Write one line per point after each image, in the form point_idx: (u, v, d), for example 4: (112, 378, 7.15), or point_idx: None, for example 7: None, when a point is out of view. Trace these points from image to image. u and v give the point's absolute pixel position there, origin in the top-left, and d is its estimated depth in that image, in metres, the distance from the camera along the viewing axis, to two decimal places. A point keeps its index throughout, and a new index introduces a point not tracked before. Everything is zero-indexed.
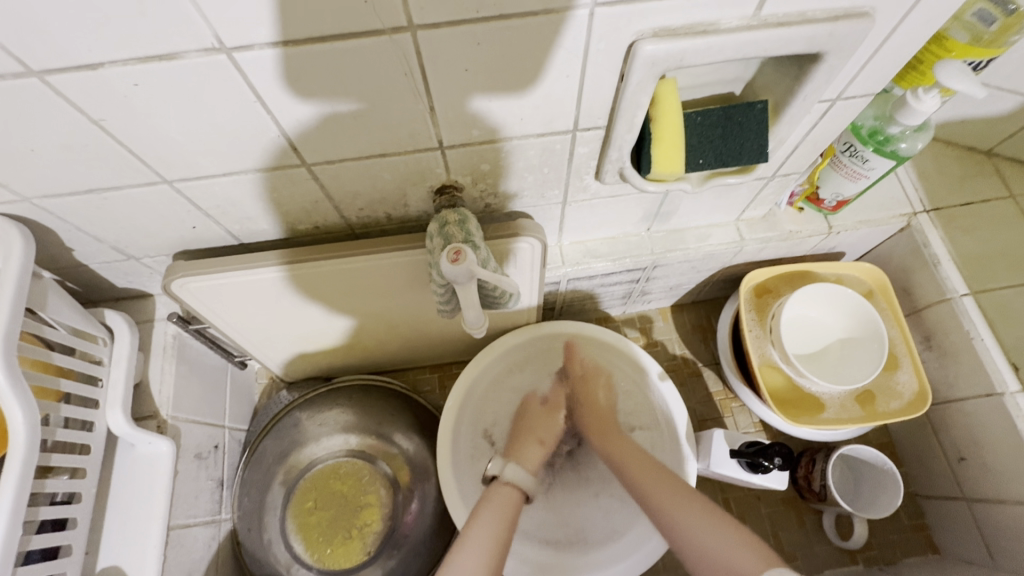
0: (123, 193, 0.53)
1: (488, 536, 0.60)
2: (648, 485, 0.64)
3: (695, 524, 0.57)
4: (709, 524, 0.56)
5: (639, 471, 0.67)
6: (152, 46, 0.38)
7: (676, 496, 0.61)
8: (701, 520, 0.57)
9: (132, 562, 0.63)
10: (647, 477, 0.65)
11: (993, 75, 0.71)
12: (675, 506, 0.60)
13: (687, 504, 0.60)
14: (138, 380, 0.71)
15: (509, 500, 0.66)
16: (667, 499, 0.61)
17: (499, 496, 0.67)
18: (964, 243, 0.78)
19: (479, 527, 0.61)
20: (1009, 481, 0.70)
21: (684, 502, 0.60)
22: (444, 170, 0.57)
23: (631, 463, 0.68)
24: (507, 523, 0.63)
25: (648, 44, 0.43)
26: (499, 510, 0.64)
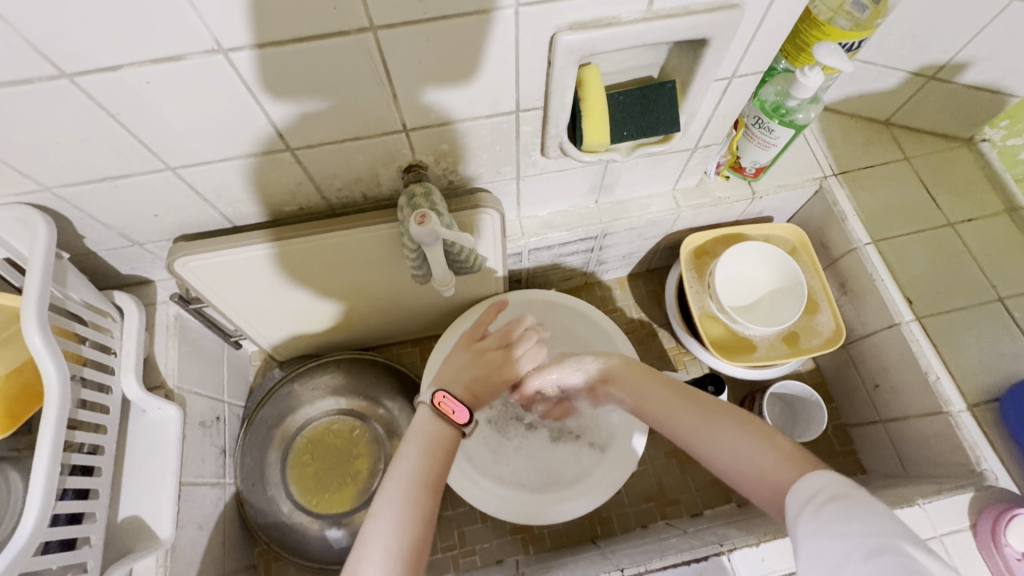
0: (132, 179, 0.61)
1: (411, 472, 0.60)
2: (702, 431, 0.60)
3: (735, 439, 0.57)
4: (750, 441, 0.56)
5: (689, 423, 0.63)
6: (163, 49, 0.47)
7: (730, 429, 0.58)
8: (735, 431, 0.58)
9: (150, 511, 0.70)
10: (690, 413, 0.63)
11: (877, 55, 0.84)
12: (721, 447, 0.58)
13: (712, 418, 0.61)
14: (145, 355, 0.79)
15: (436, 434, 0.64)
16: (698, 426, 0.61)
17: (428, 441, 0.63)
18: (866, 200, 0.90)
19: (396, 481, 0.59)
20: (910, 398, 0.82)
21: (735, 432, 0.58)
22: (410, 151, 0.67)
23: (679, 413, 0.65)
24: (436, 459, 0.62)
25: (565, 35, 0.53)
26: (420, 446, 0.62)
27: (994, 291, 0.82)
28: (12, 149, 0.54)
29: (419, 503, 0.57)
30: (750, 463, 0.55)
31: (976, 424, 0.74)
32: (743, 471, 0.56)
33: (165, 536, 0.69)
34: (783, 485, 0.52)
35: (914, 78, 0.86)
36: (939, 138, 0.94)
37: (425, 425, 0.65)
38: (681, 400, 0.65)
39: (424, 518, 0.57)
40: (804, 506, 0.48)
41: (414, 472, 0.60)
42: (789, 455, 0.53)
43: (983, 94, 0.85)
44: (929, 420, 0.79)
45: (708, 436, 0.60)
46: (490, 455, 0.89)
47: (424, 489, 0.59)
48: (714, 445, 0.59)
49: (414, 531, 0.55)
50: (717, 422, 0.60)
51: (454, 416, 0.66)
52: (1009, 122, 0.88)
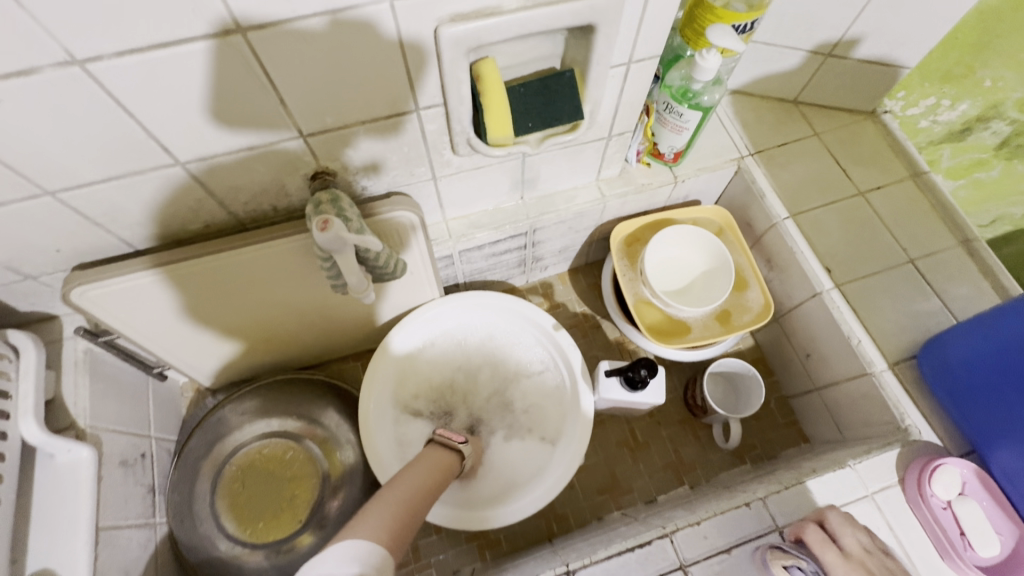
0: (6, 208, 0.58)
1: (416, 479, 0.62)
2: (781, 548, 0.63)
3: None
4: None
5: (838, 562, 0.61)
6: (9, 63, 0.44)
7: (859, 574, 0.59)
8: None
9: (62, 563, 0.65)
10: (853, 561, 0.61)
11: (776, 35, 0.87)
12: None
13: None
14: (51, 396, 0.74)
15: (439, 463, 0.68)
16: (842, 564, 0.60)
17: (433, 463, 0.68)
18: (782, 176, 0.93)
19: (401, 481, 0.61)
20: (837, 364, 0.85)
21: None
22: (313, 158, 0.65)
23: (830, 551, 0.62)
24: (434, 477, 0.65)
25: (447, 27, 0.53)
26: (426, 468, 0.66)
27: (905, 254, 0.85)
28: None
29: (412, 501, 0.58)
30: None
31: (897, 381, 0.77)
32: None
33: None
34: None
35: (813, 56, 0.89)
36: (846, 113, 0.98)
37: (432, 458, 0.69)
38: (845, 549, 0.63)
39: (412, 514, 0.56)
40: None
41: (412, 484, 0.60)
42: None
43: (878, 68, 0.89)
44: (857, 383, 0.82)
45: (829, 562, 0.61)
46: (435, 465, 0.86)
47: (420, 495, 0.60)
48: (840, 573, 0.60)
49: (405, 519, 0.54)
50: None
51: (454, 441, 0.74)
52: (905, 92, 0.94)
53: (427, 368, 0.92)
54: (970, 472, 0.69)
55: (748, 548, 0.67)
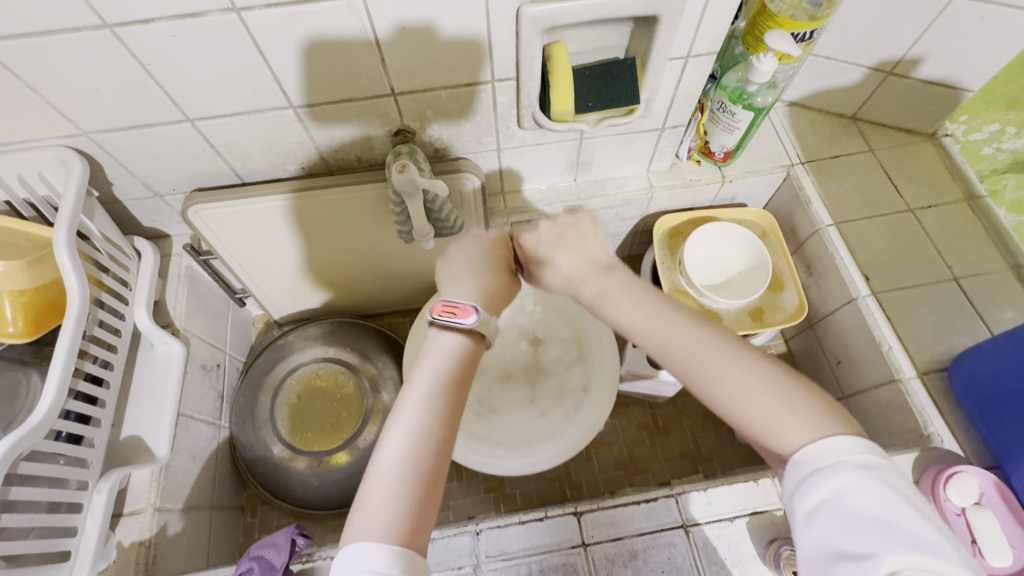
0: (155, 129, 0.71)
1: (421, 411, 0.50)
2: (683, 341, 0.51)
3: (736, 385, 0.47)
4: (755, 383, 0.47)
5: (692, 363, 0.50)
6: (187, 6, 0.56)
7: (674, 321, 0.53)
8: (750, 382, 0.47)
9: (148, 433, 0.77)
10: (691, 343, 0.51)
11: (837, 49, 0.91)
12: (636, 318, 0.55)
13: (733, 367, 0.48)
14: (157, 298, 0.87)
15: (453, 366, 0.53)
16: (697, 367, 0.50)
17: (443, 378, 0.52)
18: (831, 186, 0.95)
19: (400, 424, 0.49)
20: (866, 370, 0.86)
21: (771, 395, 0.46)
22: (399, 115, 0.75)
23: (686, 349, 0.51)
24: (447, 399, 0.51)
25: (529, 7, 0.62)
26: (435, 384, 0.52)
27: (949, 271, 0.86)
28: (62, 93, 0.64)
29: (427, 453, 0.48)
30: (761, 415, 0.46)
31: (925, 390, 0.78)
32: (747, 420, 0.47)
33: (160, 455, 0.76)
34: (796, 441, 0.44)
35: (874, 73, 0.92)
36: (904, 133, 1.00)
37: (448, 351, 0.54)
38: (698, 333, 0.51)
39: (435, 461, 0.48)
40: (814, 470, 0.42)
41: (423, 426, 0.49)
42: (805, 410, 0.45)
43: (940, 89, 0.91)
44: (884, 390, 0.83)
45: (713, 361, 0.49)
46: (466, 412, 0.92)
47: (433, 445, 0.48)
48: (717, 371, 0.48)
49: (420, 482, 0.47)
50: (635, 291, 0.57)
51: (460, 316, 0.55)
52: (968, 116, 0.93)
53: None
54: (989, 484, 0.69)
55: (750, 521, 0.70)
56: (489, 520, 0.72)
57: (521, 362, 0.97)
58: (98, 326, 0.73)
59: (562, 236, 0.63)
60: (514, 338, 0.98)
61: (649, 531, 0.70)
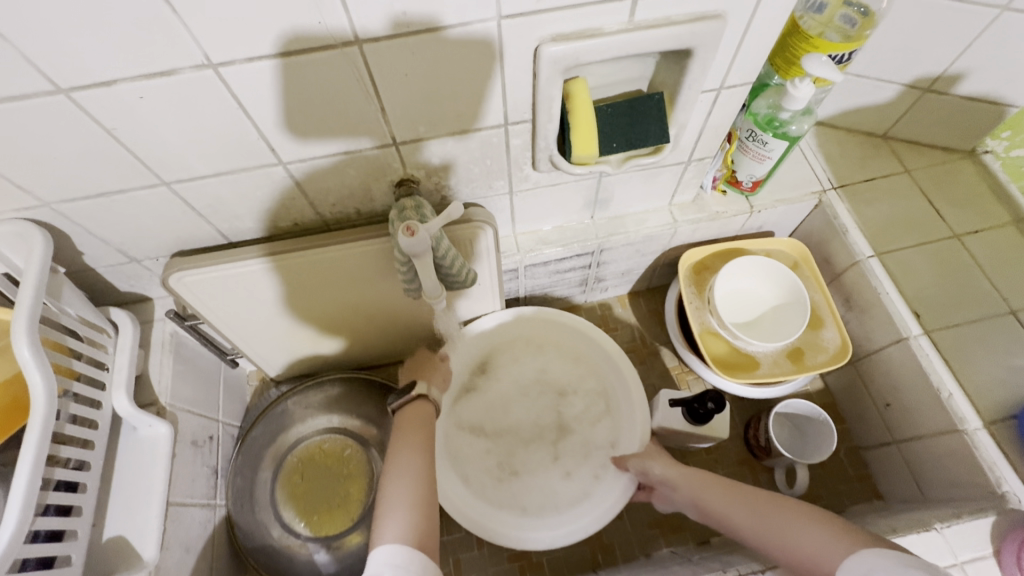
0: (128, 195, 0.63)
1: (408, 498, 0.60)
2: (779, 522, 0.58)
3: (810, 534, 0.55)
4: (819, 531, 0.54)
5: (778, 521, 0.59)
6: (155, 65, 0.48)
7: (736, 498, 0.65)
8: (814, 527, 0.55)
9: (134, 532, 0.68)
10: (774, 513, 0.60)
11: (869, 68, 0.84)
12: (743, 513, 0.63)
13: (802, 520, 0.57)
14: (139, 372, 0.79)
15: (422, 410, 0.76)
16: (778, 532, 0.58)
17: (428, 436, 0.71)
18: (868, 213, 0.89)
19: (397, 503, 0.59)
20: (923, 416, 0.79)
21: (816, 528, 0.55)
22: (401, 165, 0.68)
23: (778, 513, 0.59)
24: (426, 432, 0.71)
25: (548, 46, 0.54)
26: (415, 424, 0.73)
27: (1006, 304, 0.79)
28: (15, 164, 0.56)
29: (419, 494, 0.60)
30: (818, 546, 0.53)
31: (995, 442, 0.71)
32: (801, 559, 0.54)
33: (149, 559, 0.67)
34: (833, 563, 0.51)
35: (909, 90, 0.85)
36: (940, 151, 0.93)
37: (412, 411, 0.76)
38: (765, 502, 0.62)
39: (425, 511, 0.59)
40: None
41: (416, 461, 0.66)
42: (842, 535, 0.52)
43: (980, 105, 0.84)
44: (944, 439, 0.76)
45: (762, 518, 0.60)
46: (487, 477, 0.85)
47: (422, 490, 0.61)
48: (778, 533, 0.58)
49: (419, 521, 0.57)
50: (731, 490, 0.67)
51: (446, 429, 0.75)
52: (1011, 132, 0.86)
53: (487, 388, 0.90)
54: None
55: None
56: None
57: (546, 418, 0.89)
58: (70, 421, 0.64)
59: (702, 486, 0.71)
60: (538, 393, 0.91)
61: None
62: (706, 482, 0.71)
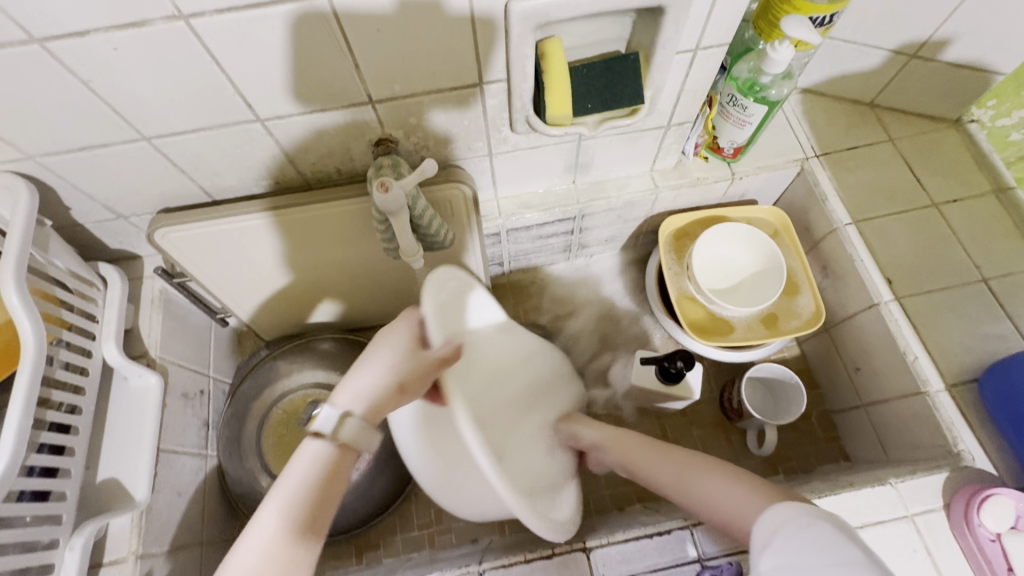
0: (110, 149, 0.64)
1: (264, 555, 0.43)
2: (700, 483, 0.59)
3: (728, 491, 0.56)
4: (735, 488, 0.55)
5: (701, 478, 0.59)
6: (125, 15, 0.49)
7: (664, 457, 0.65)
8: (733, 483, 0.56)
9: (126, 474, 0.72)
10: (698, 472, 0.60)
11: (856, 32, 0.83)
12: (670, 474, 0.63)
13: (722, 476, 0.58)
14: (129, 326, 0.81)
15: (323, 459, 0.48)
16: (701, 490, 0.58)
17: (312, 460, 0.48)
18: (848, 181, 0.89)
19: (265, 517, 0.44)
20: (890, 380, 0.81)
21: (734, 484, 0.56)
22: (379, 123, 0.69)
23: (701, 473, 0.60)
24: (324, 474, 0.47)
25: (518, 3, 0.55)
26: (311, 465, 0.47)
27: (978, 272, 0.80)
28: None
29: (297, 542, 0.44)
30: (738, 503, 0.54)
31: (954, 404, 0.73)
32: (716, 513, 0.56)
33: (140, 499, 0.71)
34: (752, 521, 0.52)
35: (896, 56, 0.85)
36: (926, 120, 0.92)
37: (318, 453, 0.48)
38: (688, 463, 0.62)
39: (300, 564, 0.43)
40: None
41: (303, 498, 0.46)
42: (758, 491, 0.54)
43: (967, 72, 0.83)
44: (908, 401, 0.78)
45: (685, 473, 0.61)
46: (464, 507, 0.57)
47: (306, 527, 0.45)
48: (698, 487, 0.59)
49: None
50: (658, 449, 0.67)
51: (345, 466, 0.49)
52: (997, 100, 0.86)
53: None
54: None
55: None
56: (493, 560, 0.68)
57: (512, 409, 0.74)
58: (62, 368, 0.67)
59: (630, 447, 0.71)
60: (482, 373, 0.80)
61: (663, 567, 0.66)
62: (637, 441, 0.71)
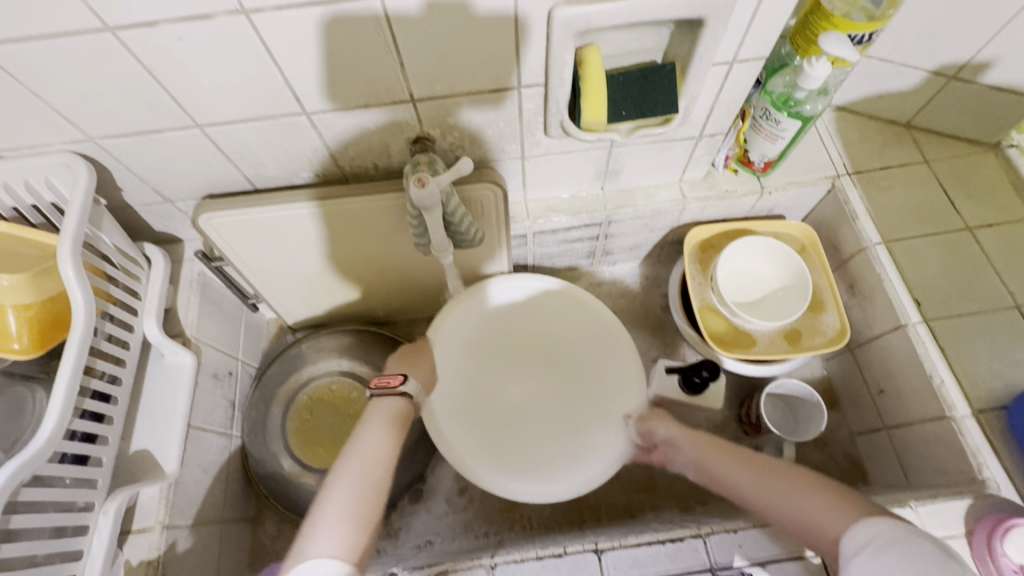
0: (164, 135, 0.68)
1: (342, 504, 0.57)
2: (778, 492, 0.60)
3: (807, 498, 0.57)
4: (821, 502, 0.56)
5: (772, 483, 0.61)
6: (191, 8, 0.52)
7: (731, 464, 0.66)
8: (807, 491, 0.58)
9: (158, 447, 0.75)
10: (773, 480, 0.61)
11: (894, 52, 0.83)
12: (744, 482, 0.64)
13: (800, 485, 0.59)
14: (168, 306, 0.85)
15: (396, 410, 0.70)
16: (778, 499, 0.60)
17: (389, 415, 0.68)
18: (880, 200, 0.88)
19: (337, 489, 0.59)
20: (914, 403, 0.80)
21: (810, 494, 0.58)
22: (418, 122, 0.71)
23: (774, 480, 0.61)
24: (372, 476, 0.61)
25: (562, 10, 0.56)
26: (352, 482, 0.60)
27: (1011, 298, 0.79)
28: (65, 97, 0.61)
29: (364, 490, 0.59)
30: (817, 513, 0.56)
31: (981, 431, 0.72)
32: (800, 520, 0.57)
33: (169, 471, 0.74)
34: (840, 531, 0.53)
35: (934, 77, 0.84)
36: (963, 143, 0.92)
37: (392, 405, 0.70)
38: (759, 467, 0.64)
39: (371, 499, 0.59)
40: None
41: (367, 459, 0.62)
42: (847, 505, 0.55)
43: (1007, 96, 0.83)
44: (932, 426, 0.77)
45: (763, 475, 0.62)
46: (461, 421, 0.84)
47: (373, 481, 0.61)
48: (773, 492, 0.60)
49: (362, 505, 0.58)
50: (722, 453, 0.68)
51: None
52: None
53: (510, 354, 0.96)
54: None
55: (784, 567, 0.65)
56: (505, 555, 0.68)
57: (563, 386, 0.93)
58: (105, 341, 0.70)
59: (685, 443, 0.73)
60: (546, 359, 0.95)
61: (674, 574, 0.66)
62: (689, 434, 0.74)
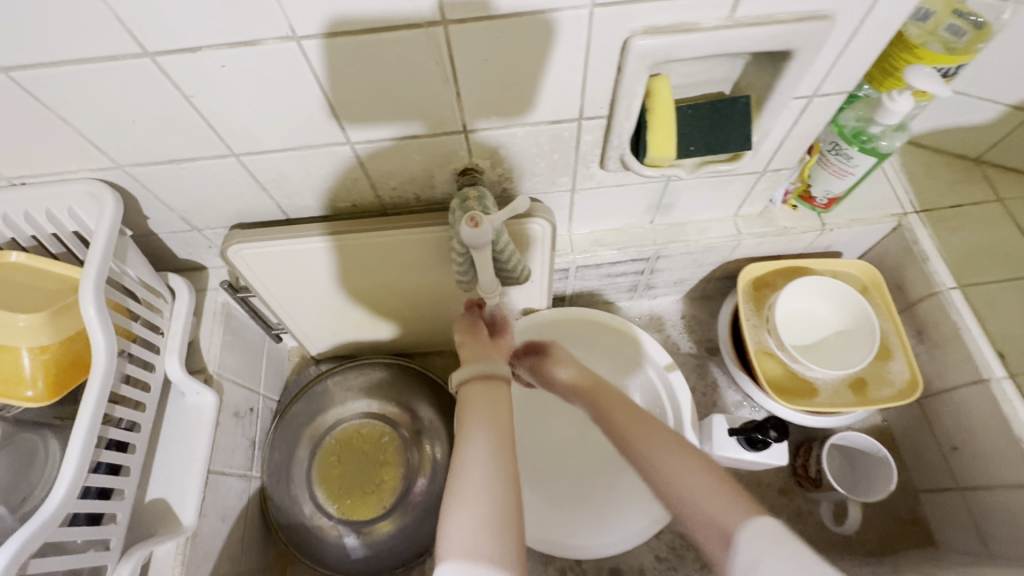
0: (197, 163, 0.63)
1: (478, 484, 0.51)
2: (662, 467, 0.52)
3: (693, 483, 0.50)
4: (717, 494, 0.48)
5: (657, 451, 0.54)
6: (238, 33, 0.48)
7: (625, 417, 0.59)
8: (696, 477, 0.50)
9: (176, 496, 0.69)
10: (666, 453, 0.53)
11: (972, 85, 0.78)
12: (634, 437, 0.57)
13: (696, 467, 0.51)
14: (190, 339, 0.80)
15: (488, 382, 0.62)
16: (660, 469, 0.53)
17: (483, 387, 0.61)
18: (952, 241, 0.82)
19: (467, 490, 0.51)
20: (998, 466, 0.73)
21: (700, 479, 0.50)
22: (467, 153, 0.66)
23: (663, 453, 0.53)
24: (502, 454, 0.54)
25: (639, 40, 0.51)
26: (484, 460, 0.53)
27: None
28: (95, 124, 0.56)
29: (496, 468, 0.53)
30: (703, 502, 0.48)
31: None
32: (680, 500, 0.50)
33: (187, 524, 0.68)
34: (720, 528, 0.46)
35: (1013, 112, 0.79)
36: None
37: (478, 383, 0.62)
38: (650, 433, 0.56)
39: (508, 482, 0.52)
40: None
41: (488, 447, 0.54)
42: (736, 503, 0.47)
43: None
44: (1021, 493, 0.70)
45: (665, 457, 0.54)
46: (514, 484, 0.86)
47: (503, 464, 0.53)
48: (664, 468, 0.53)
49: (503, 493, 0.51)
50: (612, 407, 0.61)
51: None
52: None
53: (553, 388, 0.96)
54: None
55: None
56: None
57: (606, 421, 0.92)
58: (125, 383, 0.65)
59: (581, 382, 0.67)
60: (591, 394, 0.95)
61: None
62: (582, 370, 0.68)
